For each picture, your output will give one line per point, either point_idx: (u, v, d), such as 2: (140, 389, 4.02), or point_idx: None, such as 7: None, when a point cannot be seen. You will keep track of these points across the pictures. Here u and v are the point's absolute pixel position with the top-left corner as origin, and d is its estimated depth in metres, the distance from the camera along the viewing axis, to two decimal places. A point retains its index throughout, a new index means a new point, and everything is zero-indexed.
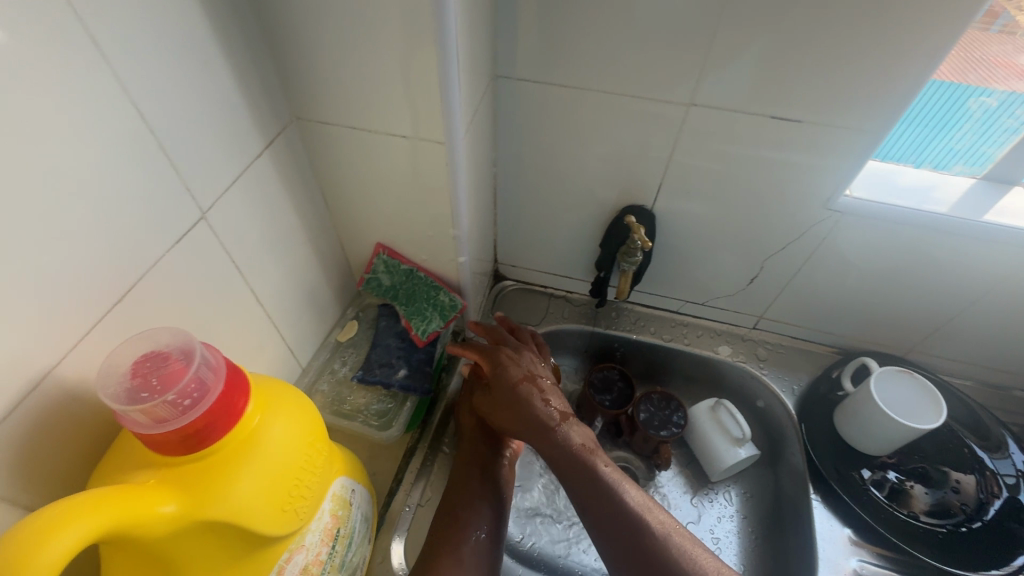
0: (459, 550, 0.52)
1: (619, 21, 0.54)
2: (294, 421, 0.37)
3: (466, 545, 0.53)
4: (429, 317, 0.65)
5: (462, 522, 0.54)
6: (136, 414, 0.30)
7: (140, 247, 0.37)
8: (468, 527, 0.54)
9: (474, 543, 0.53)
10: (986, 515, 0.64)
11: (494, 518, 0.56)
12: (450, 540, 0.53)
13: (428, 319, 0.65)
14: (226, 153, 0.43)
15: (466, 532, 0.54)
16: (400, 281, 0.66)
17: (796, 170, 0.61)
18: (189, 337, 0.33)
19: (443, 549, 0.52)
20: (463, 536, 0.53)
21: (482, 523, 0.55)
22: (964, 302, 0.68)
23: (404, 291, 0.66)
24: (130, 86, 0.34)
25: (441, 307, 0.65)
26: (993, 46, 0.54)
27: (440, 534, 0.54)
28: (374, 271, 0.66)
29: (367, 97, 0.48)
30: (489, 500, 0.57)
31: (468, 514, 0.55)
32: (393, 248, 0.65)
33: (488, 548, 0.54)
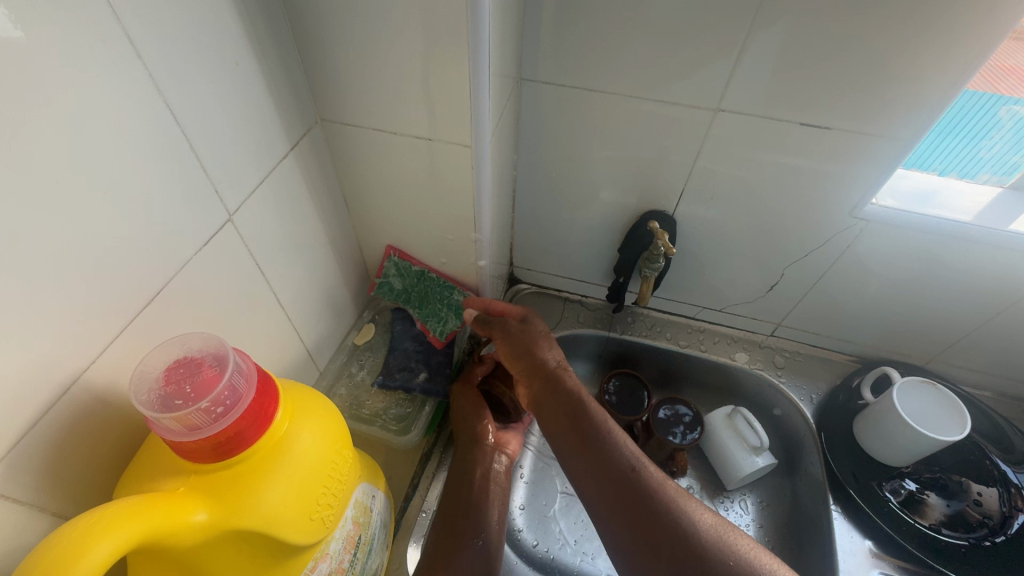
0: (455, 558, 0.53)
1: (648, 25, 0.53)
2: (321, 428, 0.37)
3: (462, 554, 0.54)
4: (444, 318, 0.65)
5: (461, 531, 0.56)
6: (169, 422, 0.29)
7: (169, 250, 0.37)
8: (466, 535, 0.55)
9: (472, 550, 0.55)
10: (1010, 528, 0.63)
11: (491, 526, 0.57)
12: (449, 548, 0.54)
13: (444, 320, 0.65)
14: (253, 155, 0.43)
15: (465, 540, 0.55)
16: (411, 283, 0.66)
17: (822, 177, 0.60)
18: (221, 343, 0.33)
19: (440, 558, 0.53)
20: (460, 545, 0.55)
21: (479, 531, 0.56)
22: (988, 313, 0.68)
23: (416, 293, 0.66)
24: (162, 86, 0.33)
25: (453, 308, 0.65)
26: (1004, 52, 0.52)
27: (442, 541, 0.55)
28: (385, 274, 0.65)
29: (394, 99, 0.47)
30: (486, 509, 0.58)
31: (466, 523, 0.56)
32: (403, 249, 0.64)
33: (485, 556, 0.55)
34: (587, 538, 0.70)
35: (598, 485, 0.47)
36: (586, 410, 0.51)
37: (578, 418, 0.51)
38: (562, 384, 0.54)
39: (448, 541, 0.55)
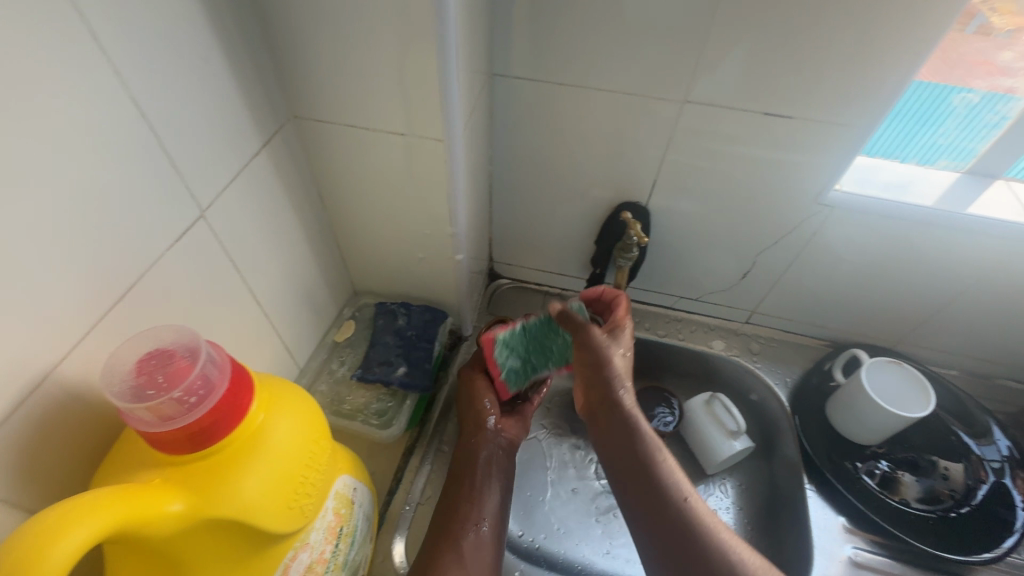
0: (457, 544, 0.53)
1: (614, 18, 0.54)
2: (298, 419, 0.37)
3: (464, 541, 0.53)
4: (555, 336, 0.58)
5: (462, 516, 0.55)
6: (142, 412, 0.30)
7: (138, 246, 0.37)
8: (469, 521, 0.55)
9: (475, 536, 0.54)
10: (974, 499, 0.66)
11: (494, 509, 0.57)
12: (449, 534, 0.54)
13: (556, 337, 0.58)
14: (224, 151, 0.43)
15: (467, 526, 0.55)
16: (517, 345, 0.60)
17: (787, 166, 0.62)
18: (194, 335, 0.33)
19: (440, 544, 0.53)
20: (462, 531, 0.54)
21: (482, 517, 0.56)
22: (950, 293, 0.70)
23: (528, 348, 0.60)
24: (128, 81, 0.33)
25: (547, 326, 0.59)
26: (973, 45, 0.55)
27: (441, 527, 0.55)
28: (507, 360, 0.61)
29: (365, 95, 0.48)
30: (486, 493, 0.58)
31: (466, 508, 0.56)
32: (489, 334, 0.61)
33: (487, 542, 0.55)
34: (572, 525, 0.71)
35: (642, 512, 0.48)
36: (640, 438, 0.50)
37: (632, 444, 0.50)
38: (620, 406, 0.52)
39: (448, 528, 0.54)
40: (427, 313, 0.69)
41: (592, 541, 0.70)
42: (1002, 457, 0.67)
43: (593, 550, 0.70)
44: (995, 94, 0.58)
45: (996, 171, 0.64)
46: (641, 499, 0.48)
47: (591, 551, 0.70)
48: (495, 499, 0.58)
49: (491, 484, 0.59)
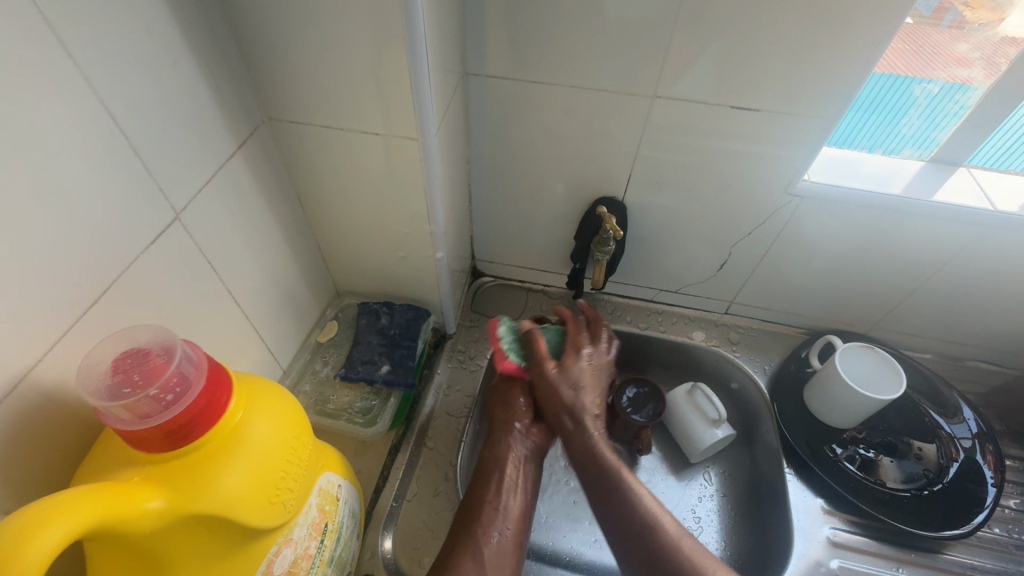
0: (479, 550, 0.52)
1: (583, 16, 0.55)
2: (278, 417, 0.38)
3: (487, 547, 0.52)
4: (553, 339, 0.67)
5: (485, 521, 0.54)
6: (118, 410, 0.30)
7: (113, 249, 0.37)
8: (492, 526, 0.54)
9: (498, 542, 0.53)
10: (946, 477, 0.68)
11: (518, 516, 0.56)
12: (471, 540, 0.52)
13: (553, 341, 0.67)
14: (199, 154, 0.43)
15: (490, 533, 0.53)
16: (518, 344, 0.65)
17: (756, 158, 0.63)
18: (169, 334, 0.34)
19: (462, 548, 0.52)
20: (484, 537, 0.53)
21: (506, 523, 0.55)
22: (919, 279, 0.72)
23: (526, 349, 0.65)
24: (98, 85, 0.34)
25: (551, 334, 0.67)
26: (942, 38, 0.58)
27: (462, 532, 0.53)
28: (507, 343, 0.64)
29: (339, 96, 0.49)
30: (509, 497, 0.57)
31: (489, 514, 0.55)
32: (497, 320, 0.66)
33: (510, 549, 0.53)
34: (560, 517, 0.73)
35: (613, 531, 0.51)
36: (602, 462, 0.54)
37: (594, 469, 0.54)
38: (582, 433, 0.57)
39: (470, 533, 0.53)
40: (410, 311, 0.70)
41: (579, 532, 0.72)
42: (971, 434, 0.70)
43: (581, 541, 0.71)
44: (954, 83, 0.60)
45: (958, 159, 0.66)
46: (611, 527, 0.51)
47: (578, 542, 0.71)
48: (519, 505, 0.57)
49: (516, 489, 0.58)
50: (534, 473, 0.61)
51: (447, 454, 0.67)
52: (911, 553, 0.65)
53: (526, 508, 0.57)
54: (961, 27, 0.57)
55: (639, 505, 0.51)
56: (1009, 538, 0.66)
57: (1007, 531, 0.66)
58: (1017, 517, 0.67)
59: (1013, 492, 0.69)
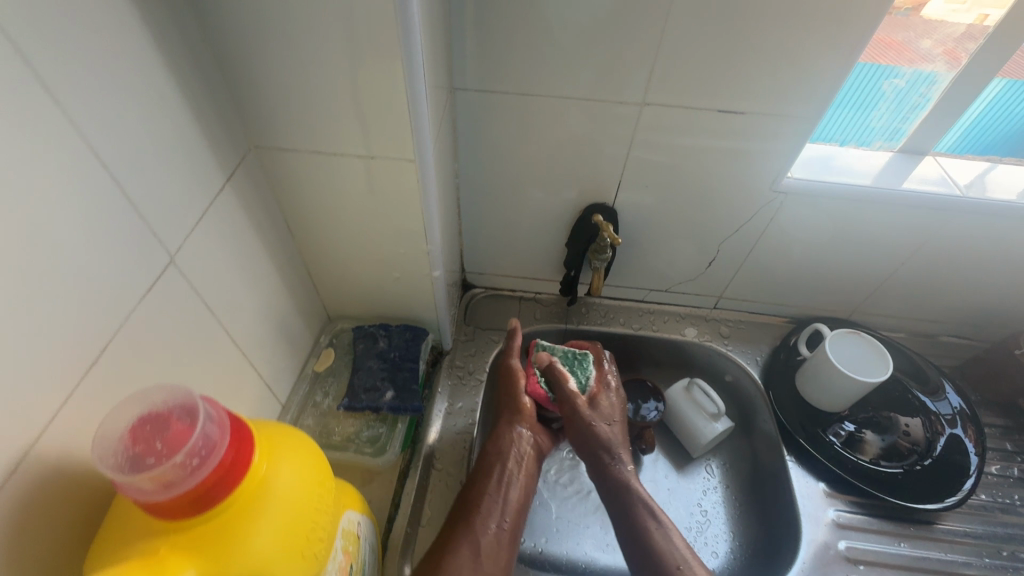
0: (477, 540, 0.55)
1: (571, 28, 0.55)
2: (301, 463, 0.36)
3: (484, 538, 0.56)
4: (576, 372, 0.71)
5: (484, 512, 0.58)
6: (142, 482, 0.28)
7: (109, 301, 0.34)
8: (490, 519, 0.58)
9: (494, 533, 0.57)
10: (935, 452, 0.71)
11: (513, 510, 0.60)
12: (469, 532, 0.56)
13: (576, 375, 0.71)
14: (190, 191, 0.41)
15: (488, 524, 0.57)
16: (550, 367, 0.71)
17: (742, 157, 0.65)
18: (188, 393, 0.31)
19: (461, 538, 0.55)
20: (481, 528, 0.57)
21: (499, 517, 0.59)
22: (895, 263, 0.76)
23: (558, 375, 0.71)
24: (85, 128, 0.31)
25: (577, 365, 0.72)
26: (897, 32, 0.60)
27: (461, 525, 0.57)
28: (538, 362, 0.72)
29: (332, 121, 0.47)
30: (505, 491, 0.61)
31: (489, 505, 0.59)
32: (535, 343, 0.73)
33: (503, 542, 0.57)
34: (571, 524, 0.73)
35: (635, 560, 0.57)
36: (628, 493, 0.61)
37: (622, 499, 0.61)
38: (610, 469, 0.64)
39: (469, 525, 0.57)
40: (408, 332, 0.68)
41: (590, 538, 0.72)
42: (954, 410, 0.74)
43: (595, 546, 0.71)
44: (920, 75, 0.63)
45: (925, 148, 0.70)
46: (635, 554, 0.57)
47: (590, 548, 0.71)
48: (516, 499, 0.61)
49: (516, 484, 0.62)
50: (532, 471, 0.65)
51: (457, 473, 0.66)
52: (909, 528, 0.68)
53: (519, 507, 0.61)
54: (892, 12, 0.57)
55: (662, 539, 0.57)
56: (994, 502, 0.70)
57: (991, 496, 0.71)
58: (1000, 481, 0.72)
59: (995, 458, 0.74)
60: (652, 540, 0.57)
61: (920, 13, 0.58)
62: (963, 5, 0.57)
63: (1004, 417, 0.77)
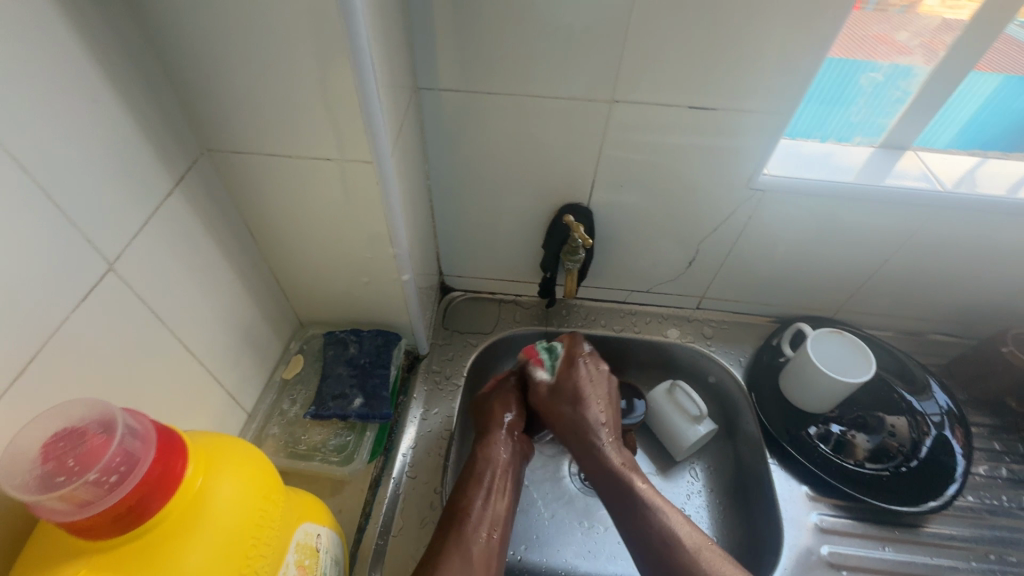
0: (467, 551, 0.53)
1: (534, 25, 0.54)
2: (243, 478, 0.35)
3: (474, 547, 0.54)
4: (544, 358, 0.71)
5: (474, 522, 0.56)
6: (53, 503, 0.27)
7: (37, 311, 0.33)
8: (480, 529, 0.56)
9: (484, 543, 0.55)
10: (920, 453, 0.70)
11: (500, 518, 0.58)
12: (458, 542, 0.54)
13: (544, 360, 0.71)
14: (130, 197, 0.40)
15: (477, 534, 0.55)
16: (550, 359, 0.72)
17: (717, 155, 0.64)
18: (107, 407, 0.30)
19: (450, 549, 0.53)
20: (470, 538, 0.55)
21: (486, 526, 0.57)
22: (878, 261, 0.74)
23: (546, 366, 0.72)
24: (2, 133, 0.30)
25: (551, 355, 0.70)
26: (873, 24, 0.59)
27: (449, 535, 0.55)
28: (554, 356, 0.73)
29: (284, 123, 0.45)
30: (491, 499, 0.59)
31: (477, 514, 0.57)
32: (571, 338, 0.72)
33: (494, 550, 0.55)
34: (555, 530, 0.71)
35: (635, 542, 0.55)
36: (617, 474, 0.60)
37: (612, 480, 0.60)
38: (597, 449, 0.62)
39: (459, 535, 0.55)
40: (379, 337, 0.67)
41: (572, 545, 0.70)
42: (941, 410, 0.72)
43: (576, 553, 0.69)
44: (897, 69, 0.61)
45: (905, 143, 0.68)
46: (633, 536, 0.55)
47: (571, 556, 0.69)
48: (501, 507, 0.59)
49: (504, 492, 0.60)
50: (515, 475, 0.62)
51: (432, 481, 0.64)
52: (895, 531, 0.66)
53: (506, 512, 0.59)
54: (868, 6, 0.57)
55: (656, 516, 0.55)
56: (982, 504, 0.69)
57: (979, 497, 0.69)
58: (987, 482, 0.70)
59: (982, 458, 0.72)
60: (645, 519, 0.55)
61: (916, 10, 0.57)
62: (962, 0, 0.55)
63: (993, 416, 0.76)
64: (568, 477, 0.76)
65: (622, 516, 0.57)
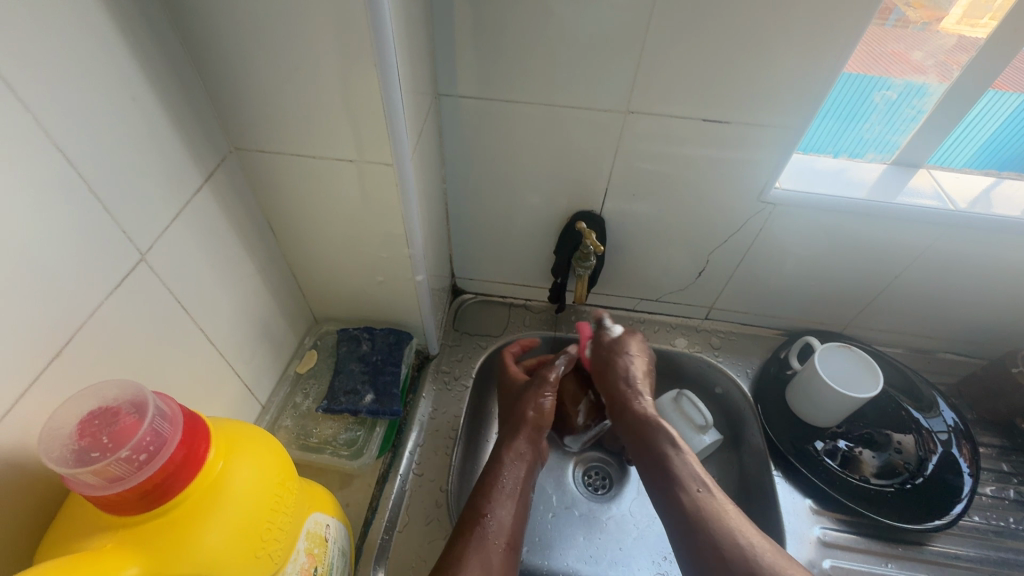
0: (488, 557, 0.53)
1: (554, 35, 0.55)
2: (259, 463, 0.36)
3: (494, 556, 0.53)
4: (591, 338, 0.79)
5: (492, 530, 0.55)
6: (87, 476, 0.28)
7: (75, 296, 0.35)
8: (499, 536, 0.55)
9: (504, 551, 0.54)
10: (926, 471, 0.69)
11: (518, 527, 0.57)
12: (480, 548, 0.53)
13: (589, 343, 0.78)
14: (163, 190, 0.42)
15: (497, 543, 0.55)
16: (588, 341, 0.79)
17: (729, 168, 0.65)
18: (139, 389, 0.32)
19: (470, 557, 0.52)
20: (491, 547, 0.54)
21: (505, 535, 0.56)
22: (889, 277, 0.75)
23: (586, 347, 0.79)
24: (51, 127, 0.32)
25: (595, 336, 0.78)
26: (890, 39, 0.59)
27: (469, 544, 0.54)
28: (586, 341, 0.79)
29: (310, 124, 0.47)
30: (507, 507, 0.58)
31: (496, 521, 0.56)
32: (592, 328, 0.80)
33: (512, 560, 0.55)
34: (559, 533, 0.72)
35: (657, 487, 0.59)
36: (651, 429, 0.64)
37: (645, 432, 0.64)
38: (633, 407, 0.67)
39: (480, 543, 0.54)
40: (391, 335, 0.69)
41: (575, 549, 0.70)
42: (947, 427, 0.72)
43: (578, 557, 0.70)
44: (911, 88, 0.62)
45: (918, 161, 0.69)
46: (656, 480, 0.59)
47: (574, 560, 0.69)
48: (518, 516, 0.58)
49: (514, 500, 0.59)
50: (529, 483, 0.62)
51: (437, 479, 0.65)
52: (898, 548, 0.66)
53: (521, 522, 0.58)
54: (887, 20, 0.57)
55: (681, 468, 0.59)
56: (988, 525, 0.68)
57: (985, 518, 0.69)
58: (994, 503, 0.70)
59: (989, 479, 0.72)
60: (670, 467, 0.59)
61: (937, 27, 0.58)
62: (981, 20, 0.56)
63: (1001, 437, 0.75)
64: (571, 482, 0.76)
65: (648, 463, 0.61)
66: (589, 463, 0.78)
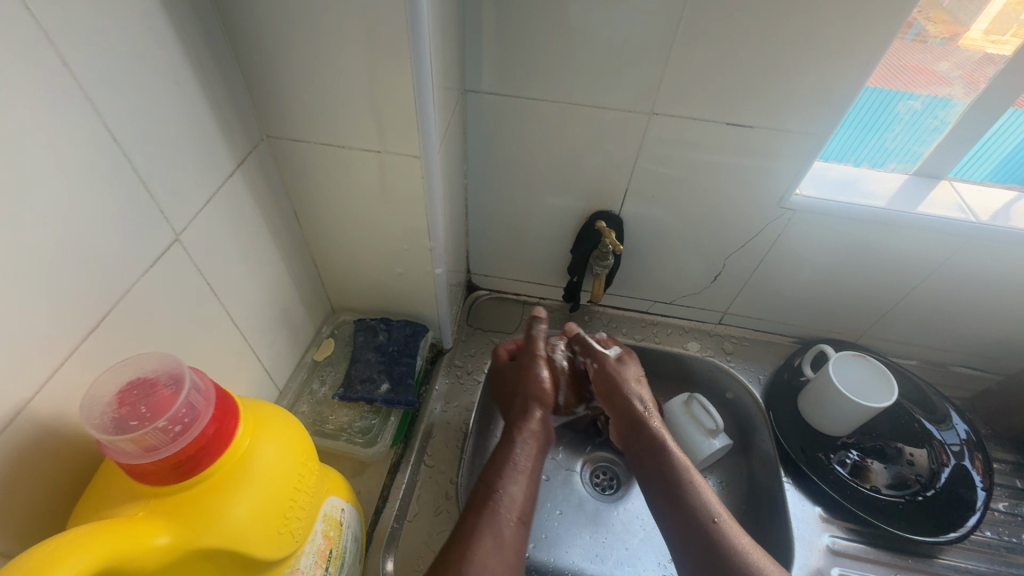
0: (500, 531, 0.52)
1: (582, 35, 0.56)
2: (285, 443, 0.37)
3: (506, 530, 0.52)
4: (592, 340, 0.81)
5: (504, 503, 0.54)
6: (125, 444, 0.29)
7: (112, 271, 0.36)
8: (511, 511, 0.54)
9: (515, 526, 0.53)
10: (938, 483, 0.69)
11: (529, 503, 0.56)
12: (492, 522, 0.52)
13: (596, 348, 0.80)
14: (198, 174, 0.43)
15: (509, 517, 0.54)
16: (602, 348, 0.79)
17: (750, 172, 0.65)
18: (176, 362, 0.33)
19: (483, 528, 0.52)
20: (503, 520, 0.53)
21: (516, 510, 0.55)
22: (906, 288, 0.74)
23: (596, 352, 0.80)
24: (100, 106, 0.33)
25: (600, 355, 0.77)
26: (911, 53, 0.59)
27: (482, 515, 0.53)
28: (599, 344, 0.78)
29: (340, 115, 0.48)
30: (518, 482, 0.57)
31: (507, 493, 0.55)
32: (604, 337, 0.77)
33: (524, 535, 0.54)
34: (567, 532, 0.72)
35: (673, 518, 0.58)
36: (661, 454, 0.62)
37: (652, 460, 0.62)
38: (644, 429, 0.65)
39: (492, 516, 0.53)
40: (407, 327, 0.70)
41: (581, 549, 0.70)
42: (960, 440, 0.71)
43: (583, 556, 0.70)
44: (936, 99, 0.62)
45: (940, 172, 0.69)
46: (671, 512, 0.58)
47: (580, 559, 0.70)
48: (529, 491, 0.57)
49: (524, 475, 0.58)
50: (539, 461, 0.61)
51: (448, 471, 0.66)
52: (908, 560, 0.66)
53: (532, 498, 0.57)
54: (905, 36, 0.57)
55: (699, 498, 0.58)
56: (999, 540, 0.68)
57: (997, 533, 0.68)
58: (1006, 519, 0.69)
59: (1002, 495, 0.71)
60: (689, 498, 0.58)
61: (958, 42, 0.58)
62: (1004, 36, 0.56)
63: (1015, 453, 0.75)
64: (579, 481, 0.77)
65: (661, 493, 0.60)
66: (597, 463, 0.78)
